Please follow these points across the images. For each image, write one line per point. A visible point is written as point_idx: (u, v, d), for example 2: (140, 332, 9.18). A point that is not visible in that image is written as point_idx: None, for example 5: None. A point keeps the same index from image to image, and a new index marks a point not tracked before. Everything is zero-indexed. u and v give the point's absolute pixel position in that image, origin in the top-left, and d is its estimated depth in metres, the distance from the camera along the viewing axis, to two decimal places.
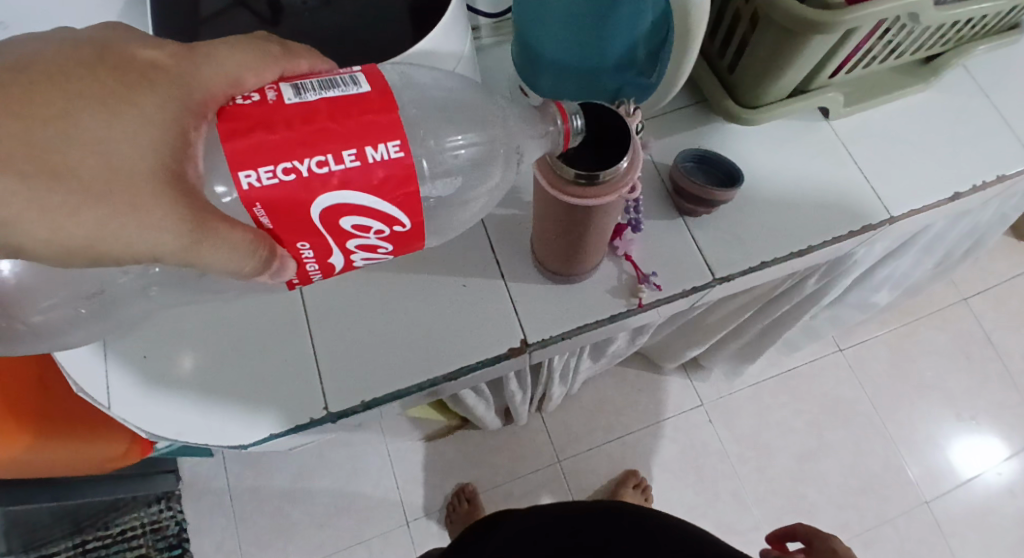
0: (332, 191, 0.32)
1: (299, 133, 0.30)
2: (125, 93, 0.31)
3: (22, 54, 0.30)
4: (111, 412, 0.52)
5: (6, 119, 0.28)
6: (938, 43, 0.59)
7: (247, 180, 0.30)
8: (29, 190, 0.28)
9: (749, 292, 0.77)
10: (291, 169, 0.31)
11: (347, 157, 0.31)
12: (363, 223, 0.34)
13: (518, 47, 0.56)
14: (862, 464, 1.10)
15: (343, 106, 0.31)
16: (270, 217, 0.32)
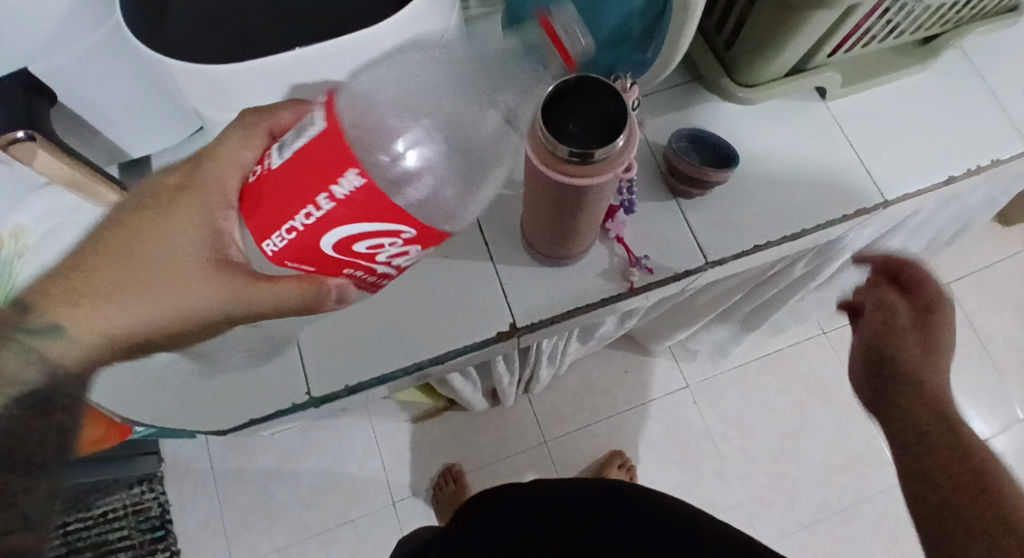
0: (328, 234, 0.32)
1: (282, 195, 0.31)
2: (164, 208, 0.37)
3: (108, 217, 0.39)
4: (85, 396, 0.51)
5: (99, 262, 0.36)
6: (937, 24, 0.58)
7: (270, 248, 0.33)
8: (128, 304, 0.35)
9: (738, 275, 0.76)
10: (292, 227, 0.32)
11: (322, 202, 0.31)
12: (373, 242, 0.33)
13: (510, 20, 0.54)
14: (844, 444, 1.12)
15: (306, 153, 0.31)
16: (303, 266, 0.34)
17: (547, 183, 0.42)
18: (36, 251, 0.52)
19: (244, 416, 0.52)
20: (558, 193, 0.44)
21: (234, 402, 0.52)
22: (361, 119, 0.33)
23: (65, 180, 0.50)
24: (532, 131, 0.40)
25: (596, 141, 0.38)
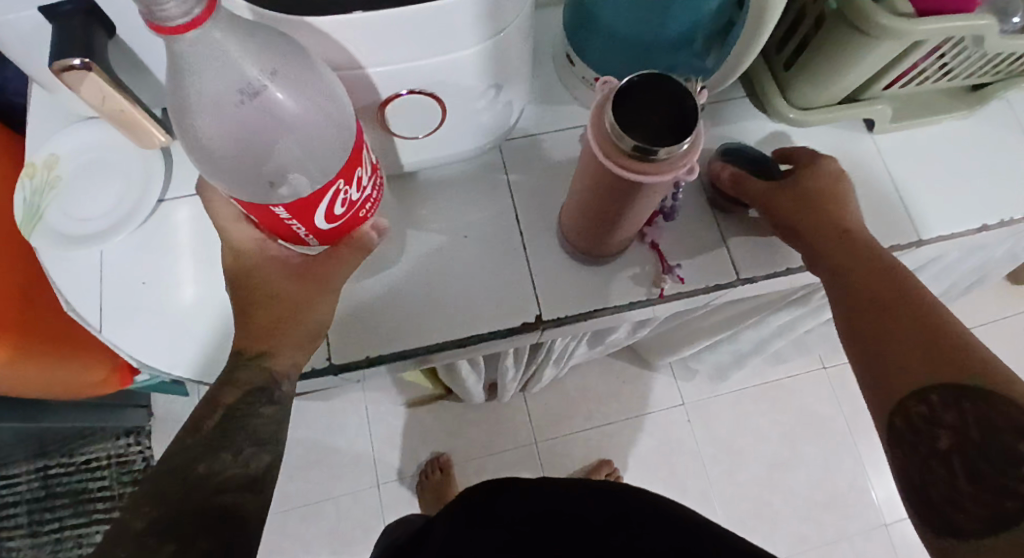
0: (316, 225, 0.37)
1: (276, 229, 0.38)
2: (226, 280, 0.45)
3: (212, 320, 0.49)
4: (101, 336, 0.51)
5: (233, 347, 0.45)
6: (991, 72, 0.58)
7: (306, 242, 0.40)
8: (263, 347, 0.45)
9: (756, 298, 0.76)
10: (304, 233, 0.38)
11: (290, 221, 0.36)
12: (334, 203, 0.36)
13: (576, 13, 0.54)
14: (830, 481, 1.12)
15: (249, 204, 0.35)
16: (319, 239, 0.40)
17: (607, 178, 0.42)
18: (69, 184, 0.54)
19: None
20: (613, 189, 0.43)
21: None
22: (185, 105, 0.32)
23: (109, 113, 0.49)
24: (598, 122, 0.40)
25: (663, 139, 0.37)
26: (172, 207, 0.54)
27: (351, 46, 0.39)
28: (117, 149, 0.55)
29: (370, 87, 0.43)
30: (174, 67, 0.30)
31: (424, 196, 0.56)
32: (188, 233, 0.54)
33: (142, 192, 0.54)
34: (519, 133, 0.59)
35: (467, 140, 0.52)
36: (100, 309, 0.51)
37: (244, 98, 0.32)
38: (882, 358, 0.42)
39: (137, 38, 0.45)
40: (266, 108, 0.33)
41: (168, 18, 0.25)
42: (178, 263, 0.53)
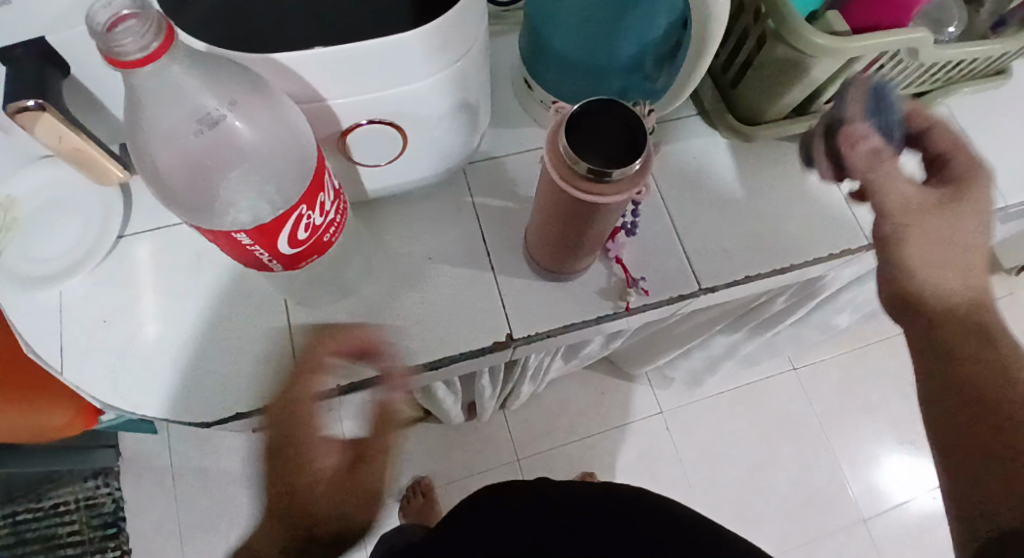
0: (280, 250, 0.38)
1: (240, 255, 0.39)
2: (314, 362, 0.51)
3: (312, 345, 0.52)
4: (62, 377, 0.50)
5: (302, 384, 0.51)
6: (927, 82, 0.61)
7: (273, 268, 0.41)
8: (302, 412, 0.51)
9: (722, 305, 0.78)
10: (269, 259, 0.39)
11: (254, 246, 0.37)
12: (298, 227, 0.37)
13: (529, 38, 0.55)
14: (808, 480, 1.14)
15: (208, 235, 0.36)
16: (282, 263, 0.41)
17: (567, 201, 0.43)
18: (25, 228, 0.54)
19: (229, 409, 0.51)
20: (574, 209, 0.44)
21: (219, 393, 0.51)
22: (146, 138, 0.32)
23: (69, 156, 0.48)
24: (553, 147, 0.41)
25: (617, 162, 0.39)
26: (135, 243, 0.55)
27: (307, 80, 0.40)
28: (77, 187, 0.54)
29: (329, 118, 0.43)
30: (131, 98, 0.30)
31: (389, 222, 0.57)
32: (152, 269, 0.54)
33: (103, 228, 0.54)
34: (481, 156, 0.60)
35: (429, 167, 0.53)
36: (60, 351, 0.51)
37: (202, 129, 0.32)
38: (944, 420, 0.42)
39: (93, 76, 0.45)
40: (228, 141, 0.34)
41: (125, 52, 0.26)
42: (140, 299, 0.53)
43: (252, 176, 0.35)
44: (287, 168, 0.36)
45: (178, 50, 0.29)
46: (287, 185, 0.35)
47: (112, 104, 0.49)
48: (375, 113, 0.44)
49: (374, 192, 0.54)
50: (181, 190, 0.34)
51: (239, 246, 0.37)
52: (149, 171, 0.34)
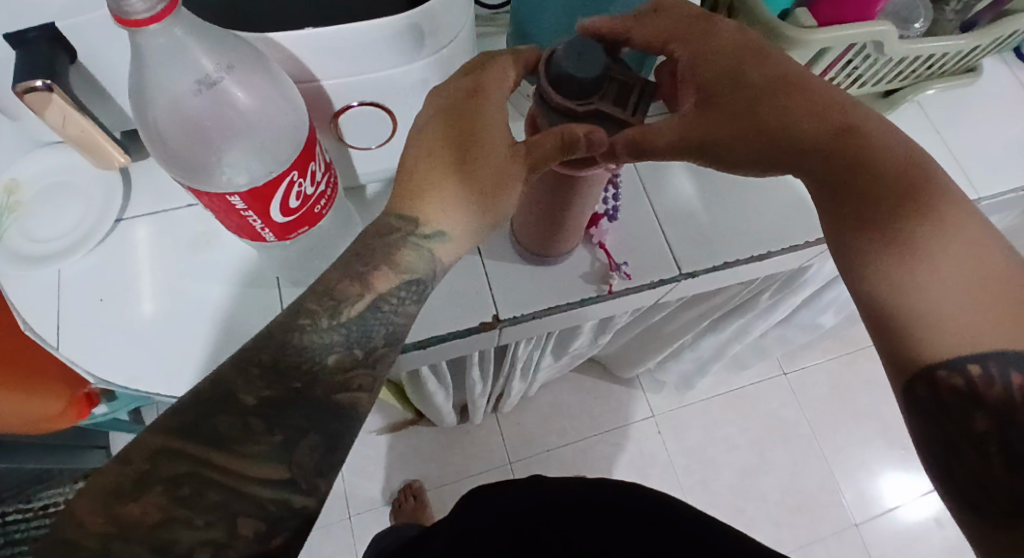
0: (271, 218, 0.40)
1: (232, 219, 0.40)
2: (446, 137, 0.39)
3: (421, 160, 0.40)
4: (59, 352, 0.52)
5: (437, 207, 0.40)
6: (897, 78, 0.64)
7: (266, 236, 0.42)
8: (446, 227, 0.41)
9: (707, 300, 0.80)
10: (261, 227, 0.41)
11: (246, 211, 0.38)
12: (289, 195, 0.39)
13: (514, 32, 0.57)
14: (799, 485, 1.14)
15: (202, 196, 0.37)
16: (272, 233, 0.42)
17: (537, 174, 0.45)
18: (28, 209, 0.56)
19: None
20: (554, 187, 0.45)
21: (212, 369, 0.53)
22: (148, 96, 0.34)
23: (72, 134, 0.51)
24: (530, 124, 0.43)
25: None
26: (134, 226, 0.57)
27: (303, 61, 0.42)
28: (80, 169, 0.57)
29: (322, 98, 0.45)
30: (138, 58, 0.32)
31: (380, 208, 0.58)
32: (150, 250, 0.56)
33: (104, 210, 0.56)
34: None
35: None
36: (57, 327, 0.53)
37: (202, 89, 0.35)
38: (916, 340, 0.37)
39: (97, 63, 0.47)
40: (224, 104, 0.36)
41: (133, 11, 0.29)
42: (138, 278, 0.55)
43: (244, 148, 0.37)
44: (280, 137, 0.38)
45: (181, 16, 0.31)
46: (281, 153, 0.38)
47: (116, 93, 0.51)
48: (367, 96, 0.46)
49: (364, 176, 0.56)
50: (179, 147, 0.37)
51: (232, 211, 0.39)
52: (150, 129, 0.36)
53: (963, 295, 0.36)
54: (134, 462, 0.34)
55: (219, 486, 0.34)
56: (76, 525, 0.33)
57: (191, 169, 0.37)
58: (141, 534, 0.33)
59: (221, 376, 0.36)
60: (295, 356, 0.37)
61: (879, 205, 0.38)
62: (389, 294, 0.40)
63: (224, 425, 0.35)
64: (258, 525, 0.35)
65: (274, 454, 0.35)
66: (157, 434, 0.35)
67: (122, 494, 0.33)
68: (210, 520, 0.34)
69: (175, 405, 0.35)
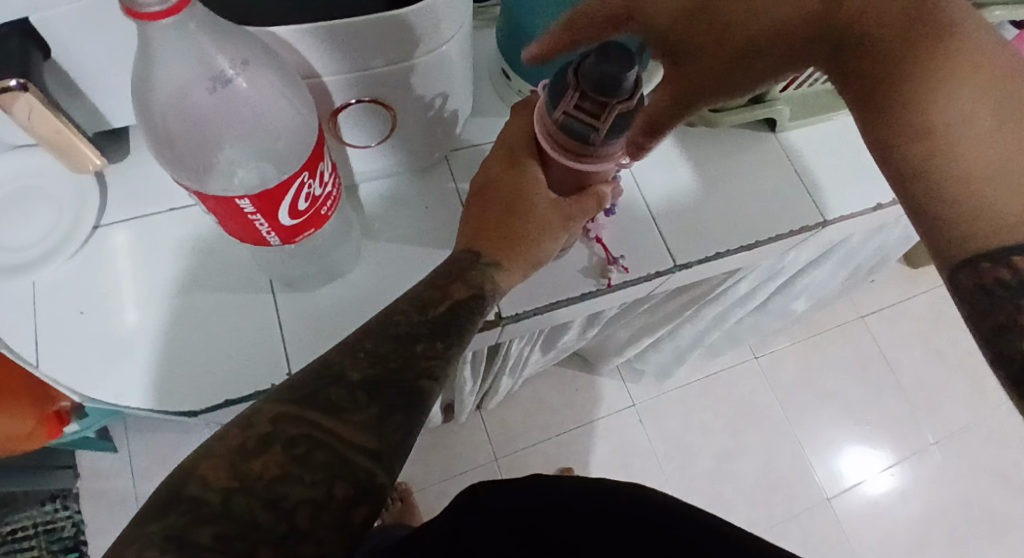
0: (280, 220, 0.38)
1: (236, 223, 0.38)
2: (506, 170, 0.49)
3: (487, 194, 0.49)
4: (40, 370, 0.49)
5: (495, 234, 0.48)
6: None
7: (272, 240, 0.41)
8: (501, 254, 0.47)
9: (690, 291, 0.82)
10: (267, 231, 0.39)
11: (254, 214, 0.37)
12: (299, 196, 0.38)
13: (505, 28, 0.56)
14: (773, 464, 1.18)
15: (208, 200, 0.35)
16: (279, 237, 0.40)
17: (558, 170, 0.46)
18: None
19: (218, 396, 0.50)
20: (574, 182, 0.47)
21: (207, 381, 0.51)
22: (152, 93, 0.32)
23: (48, 136, 0.48)
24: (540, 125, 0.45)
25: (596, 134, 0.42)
26: (112, 232, 0.54)
27: (304, 57, 0.40)
28: (48, 174, 0.54)
29: (322, 95, 0.44)
30: (144, 54, 0.30)
31: (374, 208, 0.57)
32: (131, 257, 0.54)
33: (79, 217, 0.53)
34: (463, 142, 0.60)
35: (413, 150, 0.54)
36: (36, 342, 0.50)
37: (213, 87, 0.33)
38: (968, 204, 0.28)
39: (73, 61, 0.45)
40: (235, 105, 0.34)
41: (144, 4, 0.27)
42: (120, 287, 0.53)
43: (248, 151, 0.36)
44: (291, 136, 0.36)
45: (194, 10, 0.29)
46: (292, 156, 0.36)
47: (92, 93, 0.48)
48: (368, 94, 0.45)
49: (358, 173, 0.54)
50: (182, 147, 0.35)
51: (239, 215, 0.37)
52: (149, 125, 0.34)
53: (1006, 163, 0.27)
54: (257, 425, 0.33)
55: (329, 448, 0.33)
56: (199, 481, 0.30)
57: (195, 171, 0.35)
58: (259, 488, 0.30)
59: (332, 359, 0.37)
60: (397, 341, 0.39)
61: (900, 71, 0.30)
62: (462, 304, 0.44)
63: (337, 396, 0.35)
64: (351, 495, 0.32)
65: (376, 424, 0.34)
66: (275, 404, 0.34)
67: (244, 453, 0.32)
68: (317, 479, 0.31)
69: (290, 381, 0.36)
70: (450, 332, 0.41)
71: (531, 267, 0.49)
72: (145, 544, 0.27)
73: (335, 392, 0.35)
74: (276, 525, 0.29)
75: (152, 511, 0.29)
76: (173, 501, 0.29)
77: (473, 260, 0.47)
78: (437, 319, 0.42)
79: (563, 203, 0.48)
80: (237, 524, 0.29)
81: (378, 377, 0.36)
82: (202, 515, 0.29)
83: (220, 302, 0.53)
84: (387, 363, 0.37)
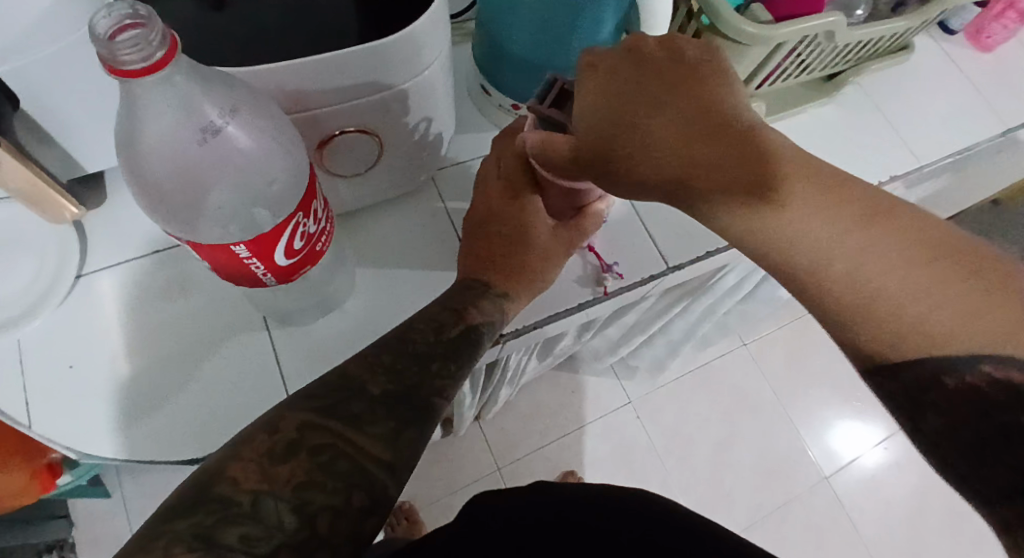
0: (277, 262, 0.38)
1: (232, 268, 0.38)
2: (510, 201, 0.49)
3: (492, 223, 0.49)
4: (33, 431, 0.48)
5: (504, 263, 0.48)
6: (842, 62, 0.67)
7: (270, 281, 0.40)
8: (511, 280, 0.48)
9: (681, 288, 0.82)
10: (264, 273, 0.38)
11: (249, 259, 0.36)
12: (293, 237, 0.37)
13: (482, 44, 0.56)
14: (771, 448, 1.20)
15: (202, 247, 0.35)
16: (275, 277, 0.40)
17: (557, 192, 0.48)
18: None
19: (221, 439, 0.49)
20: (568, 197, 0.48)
21: (208, 425, 0.50)
22: (141, 146, 0.31)
23: (24, 190, 0.47)
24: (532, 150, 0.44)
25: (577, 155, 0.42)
26: (97, 280, 0.53)
27: (284, 92, 0.40)
28: (24, 226, 0.52)
29: (308, 127, 0.43)
30: (132, 109, 0.30)
31: (365, 234, 0.56)
32: (118, 303, 0.52)
33: (60, 269, 0.52)
34: (448, 160, 0.59)
35: (401, 175, 0.53)
36: (26, 402, 0.48)
37: (205, 138, 0.32)
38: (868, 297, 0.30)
39: (41, 111, 0.43)
40: (228, 153, 0.33)
41: (126, 60, 0.26)
42: (110, 337, 0.51)
43: (241, 198, 0.35)
44: (284, 179, 0.36)
45: (178, 61, 0.29)
46: (284, 197, 0.36)
47: (63, 139, 0.47)
48: (354, 126, 0.45)
49: (346, 202, 0.54)
50: (175, 198, 0.34)
51: (236, 261, 0.36)
52: (138, 179, 0.33)
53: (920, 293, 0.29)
54: (282, 432, 0.32)
55: (352, 459, 0.32)
56: (228, 481, 0.30)
57: (186, 221, 0.35)
58: (286, 493, 0.30)
59: (352, 372, 0.36)
60: (416, 358, 0.39)
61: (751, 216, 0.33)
62: (477, 325, 0.43)
63: (359, 407, 0.35)
64: (367, 505, 0.31)
65: (395, 436, 0.34)
66: (299, 410, 0.34)
67: (272, 458, 0.31)
68: (342, 486, 0.31)
69: (311, 388, 0.35)
70: (462, 352, 0.41)
71: (534, 295, 0.50)
72: (171, 541, 0.27)
73: (351, 406, 0.34)
74: (300, 530, 0.29)
75: (178, 506, 0.29)
76: (203, 500, 0.29)
77: (485, 290, 0.46)
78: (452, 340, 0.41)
79: (562, 229, 0.50)
80: (264, 527, 0.29)
81: (394, 392, 0.36)
82: (230, 515, 0.29)
83: (212, 342, 0.52)
84: (406, 382, 0.37)
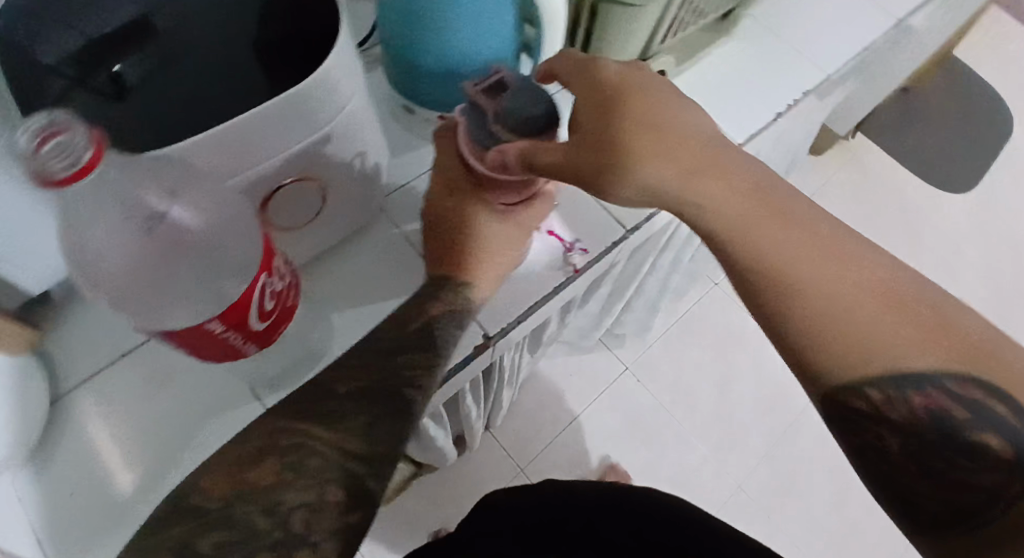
0: (253, 326, 0.38)
1: (210, 346, 0.37)
2: (447, 200, 0.50)
3: (435, 226, 0.50)
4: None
5: (453, 260, 0.49)
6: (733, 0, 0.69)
7: (247, 348, 0.40)
8: (466, 274, 0.48)
9: (643, 247, 0.84)
10: (243, 340, 0.38)
11: (224, 332, 0.35)
12: (263, 300, 0.37)
13: (394, 66, 0.56)
14: (767, 373, 1.24)
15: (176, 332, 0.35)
16: (254, 343, 0.39)
17: (496, 183, 0.47)
18: None
19: None
20: (514, 187, 0.48)
21: None
22: (89, 249, 0.31)
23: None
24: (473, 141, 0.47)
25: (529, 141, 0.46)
26: (75, 399, 0.51)
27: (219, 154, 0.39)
28: None
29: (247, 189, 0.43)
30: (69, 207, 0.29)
31: (330, 280, 0.56)
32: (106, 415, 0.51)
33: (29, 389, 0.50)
34: (394, 186, 0.60)
35: (353, 210, 0.53)
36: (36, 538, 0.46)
37: (153, 224, 0.32)
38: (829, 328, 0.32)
39: None
40: (179, 235, 0.34)
41: (55, 170, 0.26)
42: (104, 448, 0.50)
43: (198, 267, 0.34)
44: (243, 247, 0.36)
45: (106, 159, 0.28)
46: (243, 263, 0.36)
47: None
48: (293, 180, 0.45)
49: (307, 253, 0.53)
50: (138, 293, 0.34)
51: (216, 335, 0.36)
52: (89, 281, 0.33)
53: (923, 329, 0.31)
54: (259, 441, 0.39)
55: (321, 457, 0.40)
56: (199, 491, 0.37)
57: (152, 313, 0.34)
58: (254, 496, 0.38)
59: (322, 377, 0.42)
60: (383, 352, 0.44)
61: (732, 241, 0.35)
62: (441, 318, 0.46)
63: (332, 406, 0.41)
64: (342, 494, 0.39)
65: (363, 434, 0.41)
66: (272, 421, 0.40)
67: (244, 465, 0.38)
68: (318, 493, 0.39)
69: (290, 398, 0.42)
70: (434, 341, 0.45)
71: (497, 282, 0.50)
72: (163, 543, 0.35)
73: (324, 408, 0.41)
74: (270, 530, 0.37)
75: (163, 515, 0.37)
76: (180, 507, 0.37)
77: (440, 291, 0.47)
78: (419, 332, 0.45)
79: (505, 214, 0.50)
80: (238, 531, 0.37)
81: (366, 389, 0.42)
82: (207, 520, 0.37)
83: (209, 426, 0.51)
84: (374, 376, 0.43)
